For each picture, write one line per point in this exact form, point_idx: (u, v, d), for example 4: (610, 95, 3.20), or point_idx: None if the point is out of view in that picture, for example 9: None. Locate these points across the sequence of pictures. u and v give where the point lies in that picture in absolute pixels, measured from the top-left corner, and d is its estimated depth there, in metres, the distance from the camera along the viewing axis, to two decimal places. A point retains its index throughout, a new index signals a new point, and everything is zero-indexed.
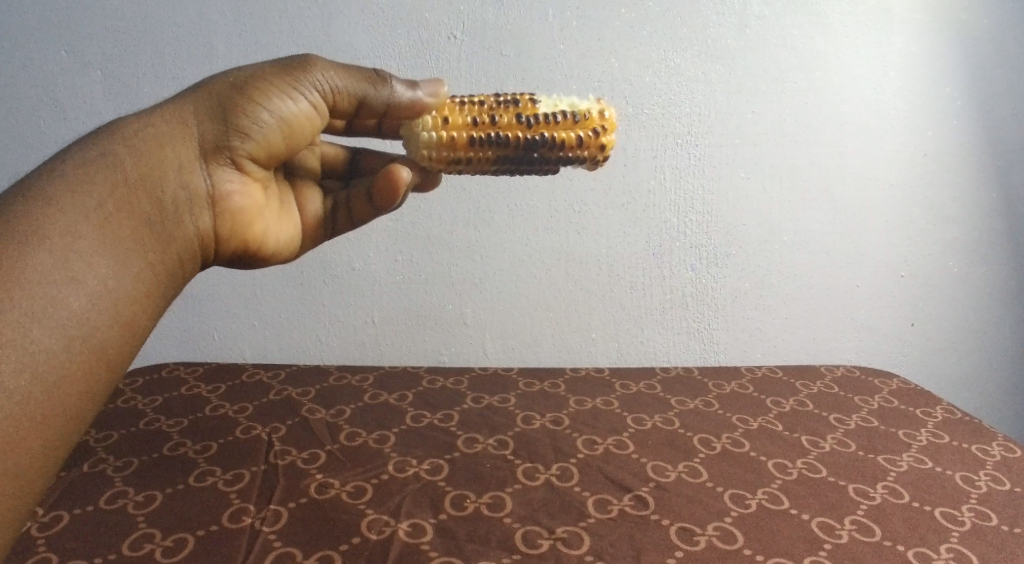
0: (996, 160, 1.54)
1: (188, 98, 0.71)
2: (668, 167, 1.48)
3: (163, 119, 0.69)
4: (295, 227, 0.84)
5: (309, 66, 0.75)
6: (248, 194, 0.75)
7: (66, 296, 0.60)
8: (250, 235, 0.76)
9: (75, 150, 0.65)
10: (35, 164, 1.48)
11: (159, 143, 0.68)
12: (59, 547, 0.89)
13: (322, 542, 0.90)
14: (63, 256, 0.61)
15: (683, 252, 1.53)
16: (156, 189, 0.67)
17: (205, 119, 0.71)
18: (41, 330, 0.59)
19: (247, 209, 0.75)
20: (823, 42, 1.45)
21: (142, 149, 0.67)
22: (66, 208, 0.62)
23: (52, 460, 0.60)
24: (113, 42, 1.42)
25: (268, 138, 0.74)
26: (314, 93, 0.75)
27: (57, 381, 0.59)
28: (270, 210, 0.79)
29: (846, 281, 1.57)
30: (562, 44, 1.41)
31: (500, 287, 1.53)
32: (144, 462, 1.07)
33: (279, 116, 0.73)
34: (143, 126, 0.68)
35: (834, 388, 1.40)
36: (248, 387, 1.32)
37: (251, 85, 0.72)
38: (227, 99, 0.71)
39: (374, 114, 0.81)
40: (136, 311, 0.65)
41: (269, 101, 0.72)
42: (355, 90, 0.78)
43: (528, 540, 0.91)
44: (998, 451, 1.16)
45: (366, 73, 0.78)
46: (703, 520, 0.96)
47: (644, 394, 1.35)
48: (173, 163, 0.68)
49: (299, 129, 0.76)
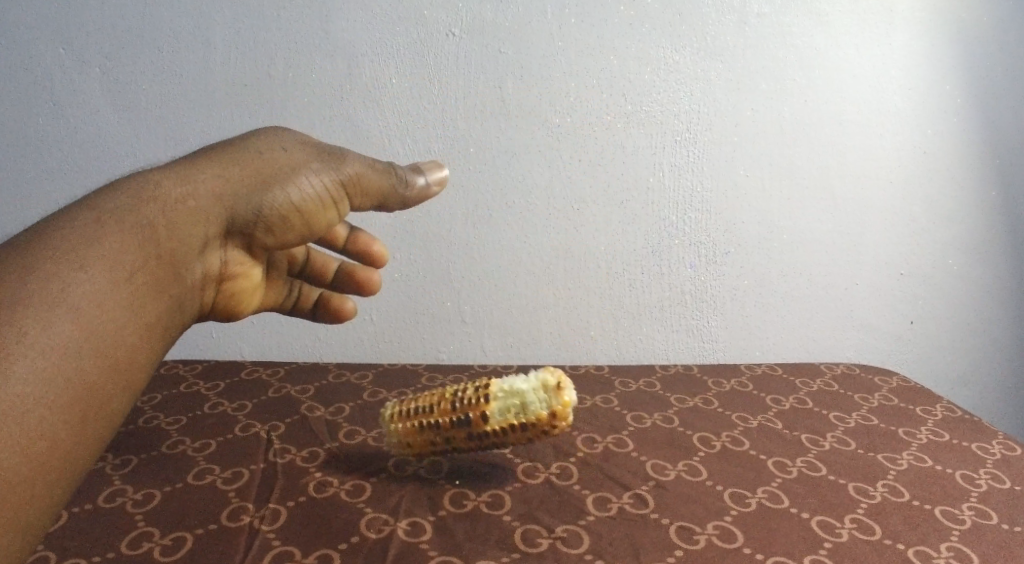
0: (994, 157, 1.53)
1: (228, 177, 0.79)
2: (667, 165, 1.47)
3: (203, 195, 0.76)
4: (258, 307, 0.95)
5: (342, 165, 0.86)
6: (248, 272, 0.88)
7: (93, 338, 0.65)
8: (239, 306, 0.90)
9: (118, 205, 0.71)
10: (31, 162, 1.47)
11: (196, 217, 0.75)
12: (58, 545, 0.89)
13: (320, 541, 0.90)
14: (86, 307, 0.64)
15: (682, 249, 1.52)
16: (184, 262, 0.75)
17: (238, 200, 0.79)
18: (65, 365, 0.62)
19: (243, 285, 0.88)
20: (821, 38, 1.44)
21: (180, 222, 0.74)
22: (108, 264, 0.67)
23: (63, 485, 0.62)
24: (110, 38, 1.41)
25: (285, 226, 0.85)
26: (338, 191, 0.87)
27: (68, 414, 0.62)
28: (258, 285, 0.92)
29: (844, 277, 1.57)
30: (560, 41, 1.41)
31: (499, 283, 1.52)
32: (144, 459, 1.07)
33: (302, 208, 0.84)
34: (185, 198, 0.75)
35: (833, 386, 1.40)
36: (247, 385, 1.32)
37: (288, 181, 0.82)
38: (261, 187, 0.81)
39: (390, 210, 0.93)
40: (144, 361, 0.70)
41: (298, 195, 0.83)
42: (375, 190, 0.89)
43: (527, 539, 0.91)
44: (998, 450, 1.16)
45: (389, 173, 0.89)
46: (702, 519, 0.95)
47: (644, 391, 1.35)
48: (202, 238, 0.77)
49: (318, 220, 0.87)
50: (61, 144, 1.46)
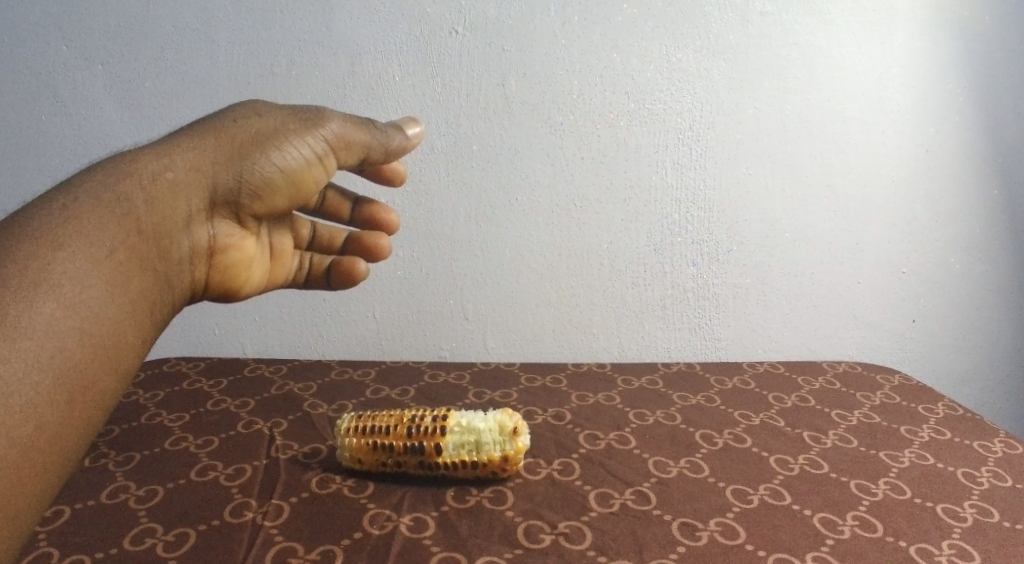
0: (996, 156, 1.53)
1: (206, 146, 0.76)
2: (669, 163, 1.48)
3: (181, 166, 0.74)
4: (265, 276, 0.88)
5: (322, 123, 0.84)
6: (242, 246, 0.83)
7: (69, 320, 0.62)
8: (237, 282, 0.84)
9: (91, 185, 0.69)
10: (35, 159, 1.47)
11: (175, 190, 0.73)
12: (62, 541, 0.89)
13: (324, 537, 0.90)
14: (66, 287, 0.63)
15: (684, 247, 1.53)
16: (166, 237, 0.72)
17: (220, 169, 0.77)
18: (42, 348, 0.60)
19: (240, 261, 0.83)
20: (824, 36, 1.44)
21: (158, 196, 0.71)
22: (83, 244, 0.65)
23: (61, 469, 0.61)
24: (113, 35, 1.42)
25: (271, 192, 0.82)
26: (323, 149, 0.84)
27: (50, 400, 0.60)
28: (258, 260, 0.86)
29: (846, 276, 1.57)
30: (563, 40, 1.41)
31: (501, 280, 1.53)
32: (147, 456, 1.07)
33: (287, 172, 0.82)
34: (163, 171, 0.72)
35: (836, 384, 1.40)
36: (250, 382, 1.32)
37: (268, 143, 0.80)
38: (242, 153, 0.78)
39: (372, 164, 0.91)
40: (129, 341, 0.67)
41: (281, 157, 0.80)
42: (359, 146, 0.87)
43: (530, 535, 0.91)
44: (1000, 448, 1.16)
45: (370, 126, 0.87)
46: (705, 515, 0.96)
47: (646, 389, 1.35)
48: (184, 211, 0.74)
49: (305, 184, 0.84)
50: (65, 141, 1.46)
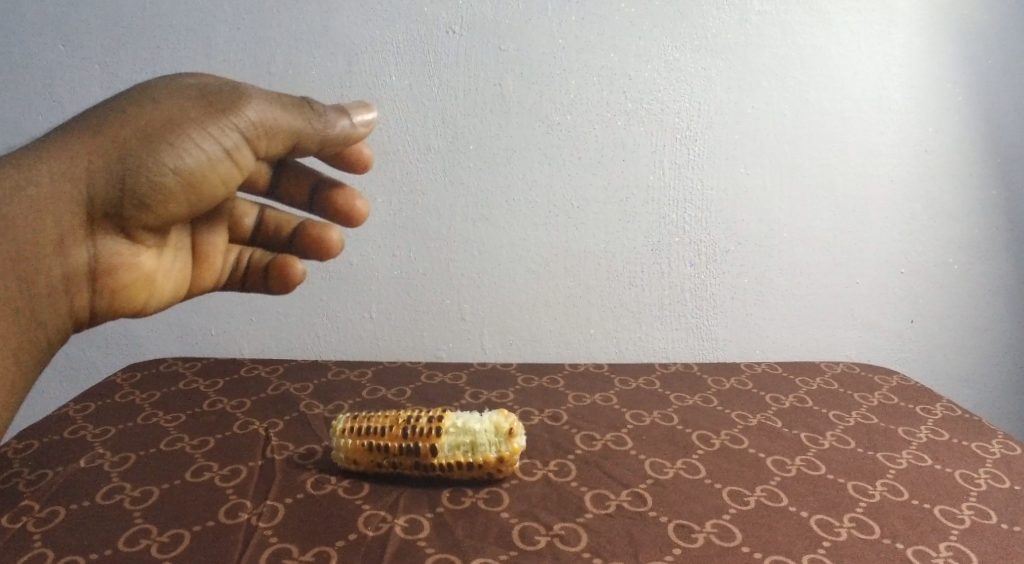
0: (996, 156, 1.53)
1: (83, 150, 0.78)
2: (667, 162, 1.47)
3: (47, 178, 0.77)
4: (189, 273, 0.93)
5: (235, 110, 0.82)
6: (138, 256, 0.86)
7: None
8: (144, 290, 0.88)
9: None
10: None
11: (39, 204, 0.77)
12: (57, 542, 0.89)
13: (319, 538, 0.90)
14: None
15: (682, 248, 1.52)
16: (28, 256, 0.78)
17: (100, 176, 0.79)
18: None
19: (136, 273, 0.86)
20: (823, 35, 1.44)
21: (20, 212, 0.77)
22: None
23: None
24: (110, 34, 1.41)
25: (169, 194, 0.82)
26: (235, 140, 0.83)
27: None
28: (167, 265, 0.90)
29: (845, 276, 1.56)
30: (561, 39, 1.40)
31: (498, 280, 1.52)
32: (143, 456, 1.07)
33: (186, 171, 0.82)
34: (28, 186, 0.77)
35: (833, 385, 1.40)
36: (246, 382, 1.32)
37: (161, 142, 0.80)
38: (128, 157, 0.79)
39: (310, 151, 0.88)
40: None
41: (177, 157, 0.80)
42: (283, 134, 0.85)
43: (526, 536, 0.91)
44: (997, 449, 1.16)
45: (298, 110, 0.85)
46: (701, 517, 0.95)
47: (643, 389, 1.34)
48: (48, 227, 0.78)
49: (211, 182, 0.84)
50: None
